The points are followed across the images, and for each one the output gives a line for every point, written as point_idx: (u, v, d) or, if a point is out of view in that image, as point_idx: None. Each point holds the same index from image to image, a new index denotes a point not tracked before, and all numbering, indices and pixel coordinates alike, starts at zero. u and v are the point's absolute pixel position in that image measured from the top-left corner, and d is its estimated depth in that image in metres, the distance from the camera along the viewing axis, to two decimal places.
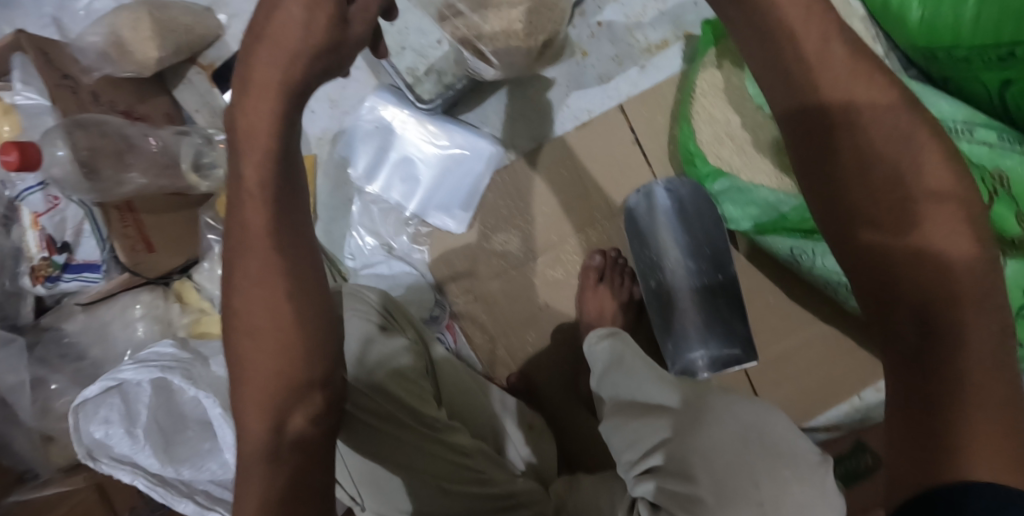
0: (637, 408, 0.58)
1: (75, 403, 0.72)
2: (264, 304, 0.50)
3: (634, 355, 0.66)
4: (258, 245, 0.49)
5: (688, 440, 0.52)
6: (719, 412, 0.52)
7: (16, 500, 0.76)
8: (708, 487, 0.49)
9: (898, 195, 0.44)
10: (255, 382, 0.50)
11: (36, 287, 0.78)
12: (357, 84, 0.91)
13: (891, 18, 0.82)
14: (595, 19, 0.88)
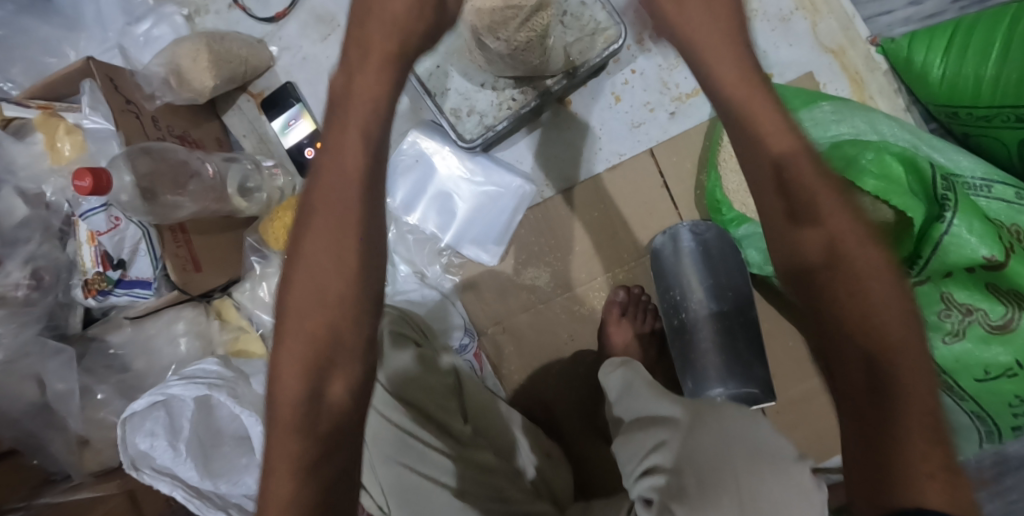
0: (637, 421, 0.62)
1: (124, 415, 0.76)
2: (312, 312, 0.52)
3: (642, 381, 0.67)
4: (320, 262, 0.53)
5: (685, 441, 0.56)
6: (710, 421, 0.56)
7: (47, 503, 0.75)
8: (692, 481, 0.53)
9: (822, 242, 0.52)
10: (288, 389, 0.52)
11: (88, 300, 0.82)
12: (400, 119, 0.95)
13: (913, 75, 0.85)
14: (629, 67, 0.93)
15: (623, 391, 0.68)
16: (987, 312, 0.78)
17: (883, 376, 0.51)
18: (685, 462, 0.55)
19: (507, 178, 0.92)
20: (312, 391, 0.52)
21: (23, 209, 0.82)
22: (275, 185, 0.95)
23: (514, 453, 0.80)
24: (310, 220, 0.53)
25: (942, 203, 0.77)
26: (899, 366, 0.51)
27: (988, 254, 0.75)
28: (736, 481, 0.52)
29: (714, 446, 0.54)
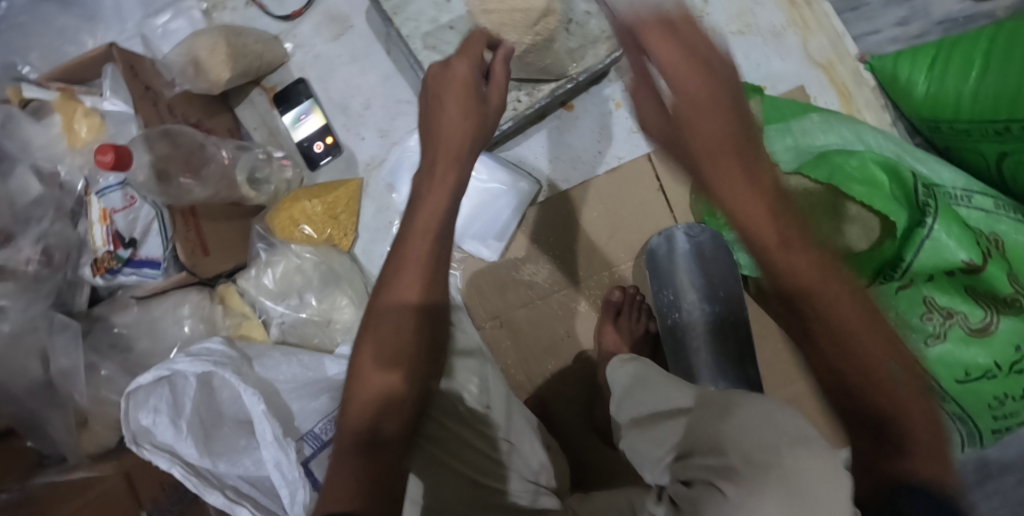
0: (657, 414, 0.66)
1: (129, 389, 0.78)
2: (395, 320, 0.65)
3: (657, 375, 0.73)
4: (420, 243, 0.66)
5: (728, 422, 0.56)
6: (745, 404, 0.57)
7: (45, 483, 0.77)
8: (737, 456, 0.52)
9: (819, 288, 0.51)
10: (361, 399, 0.63)
11: (96, 278, 0.84)
12: (406, 118, 0.98)
13: (898, 90, 0.91)
14: (629, 75, 0.97)
15: (631, 383, 0.75)
16: (967, 314, 0.81)
17: (854, 345, 0.52)
18: (729, 442, 0.54)
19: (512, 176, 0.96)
20: (382, 412, 0.62)
21: (38, 188, 0.84)
22: (284, 177, 0.97)
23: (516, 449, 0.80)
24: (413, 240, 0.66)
25: (922, 209, 0.81)
26: (878, 362, 0.52)
27: (966, 258, 0.79)
28: (780, 461, 0.50)
29: (764, 430, 0.53)
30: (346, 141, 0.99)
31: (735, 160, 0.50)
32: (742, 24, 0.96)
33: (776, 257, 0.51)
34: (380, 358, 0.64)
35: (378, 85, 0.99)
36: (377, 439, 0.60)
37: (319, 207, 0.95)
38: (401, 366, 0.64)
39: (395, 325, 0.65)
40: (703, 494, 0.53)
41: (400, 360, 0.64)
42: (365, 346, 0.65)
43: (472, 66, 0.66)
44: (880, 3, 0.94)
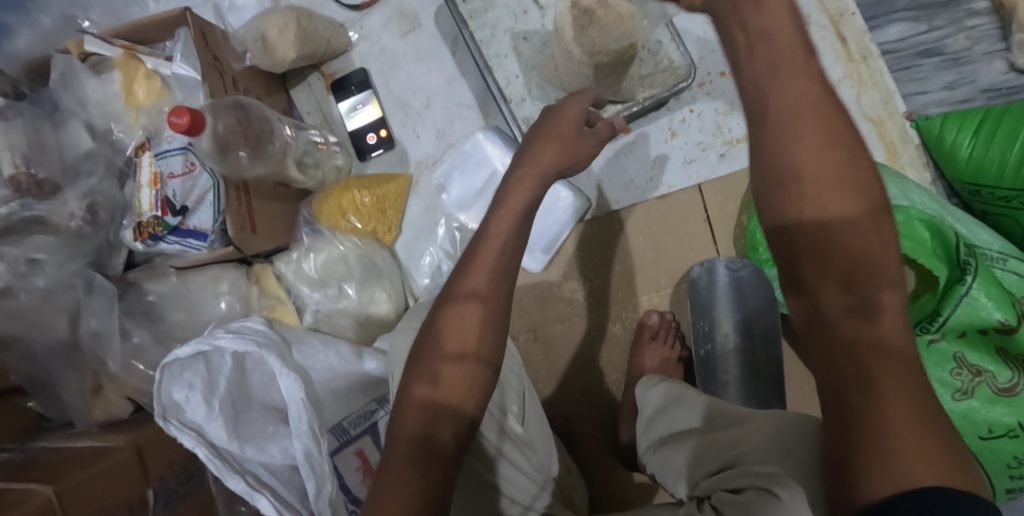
0: (677, 432, 0.70)
1: (165, 361, 0.74)
2: (475, 292, 0.64)
3: (693, 393, 0.75)
4: (504, 241, 0.66)
5: (763, 438, 0.58)
6: (796, 423, 0.58)
7: (45, 446, 0.74)
8: (793, 464, 0.52)
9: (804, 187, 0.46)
10: (410, 417, 0.60)
11: (137, 242, 0.80)
12: (464, 121, 0.98)
13: (942, 152, 0.94)
14: (688, 107, 0.98)
15: (664, 402, 0.76)
16: (995, 374, 0.83)
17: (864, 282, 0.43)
18: (784, 454, 0.54)
19: (558, 190, 0.97)
20: (422, 422, 0.59)
21: (90, 143, 0.82)
22: (334, 164, 0.96)
23: (546, 465, 0.79)
24: (501, 238, 0.67)
25: (963, 267, 0.85)
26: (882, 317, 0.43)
27: (1002, 318, 0.82)
28: None
29: (795, 441, 0.55)
30: (400, 137, 0.99)
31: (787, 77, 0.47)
32: None
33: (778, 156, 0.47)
34: (449, 360, 0.62)
35: (441, 85, 0.99)
36: (431, 446, 0.59)
37: (367, 199, 0.94)
38: (467, 378, 0.62)
39: (463, 334, 0.62)
40: (756, 495, 0.52)
41: (466, 376, 0.62)
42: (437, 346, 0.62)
43: (581, 107, 0.75)
44: (931, 65, 0.98)
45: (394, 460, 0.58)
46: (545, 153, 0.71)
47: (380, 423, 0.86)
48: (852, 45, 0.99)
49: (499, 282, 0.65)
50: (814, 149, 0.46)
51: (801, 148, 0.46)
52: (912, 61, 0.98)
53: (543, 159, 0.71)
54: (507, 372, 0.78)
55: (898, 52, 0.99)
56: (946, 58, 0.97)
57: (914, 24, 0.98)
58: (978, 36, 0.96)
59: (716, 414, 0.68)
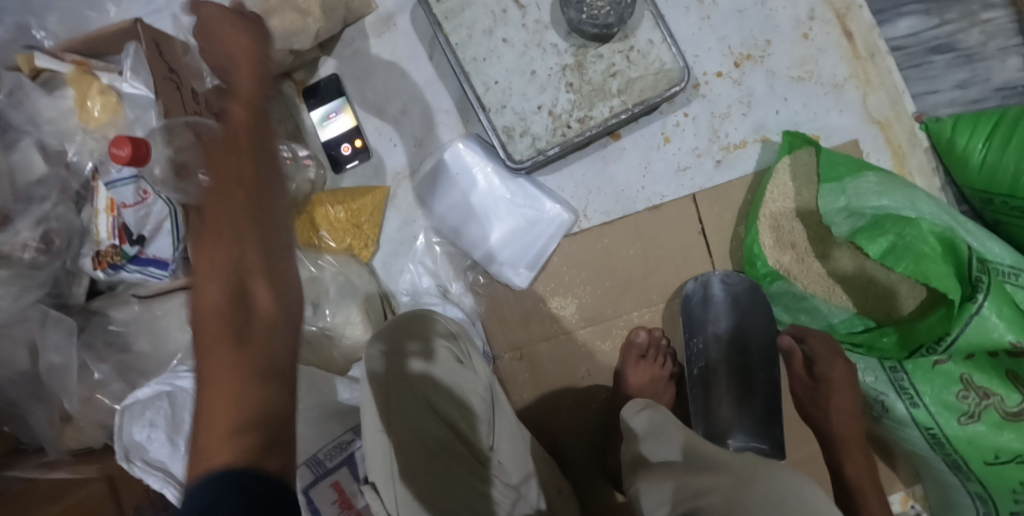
0: (659, 467, 0.63)
1: (126, 403, 0.72)
2: (219, 205, 0.47)
3: (676, 426, 0.69)
4: (237, 143, 0.50)
5: (731, 494, 0.55)
6: (761, 476, 0.57)
7: (19, 477, 0.72)
8: None
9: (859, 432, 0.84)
10: (214, 339, 0.43)
11: (97, 272, 0.76)
12: (442, 128, 0.94)
13: (953, 158, 0.87)
14: (683, 110, 0.93)
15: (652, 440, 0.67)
16: (1004, 398, 0.77)
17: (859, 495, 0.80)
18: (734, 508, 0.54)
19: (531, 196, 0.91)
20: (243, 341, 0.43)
21: (42, 166, 0.77)
22: (307, 177, 0.90)
23: (523, 493, 0.71)
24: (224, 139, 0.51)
25: (974, 284, 0.78)
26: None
27: (1014, 340, 0.77)
28: None
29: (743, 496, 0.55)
30: (376, 146, 0.95)
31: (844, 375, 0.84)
32: (802, 71, 0.93)
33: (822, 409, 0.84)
34: (244, 359, 0.43)
35: (418, 90, 0.94)
36: (270, 362, 0.44)
37: (342, 213, 0.90)
38: (252, 373, 0.42)
39: (270, 334, 0.44)
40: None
41: (259, 398, 0.42)
42: (216, 383, 0.42)
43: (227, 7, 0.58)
44: (943, 62, 0.91)
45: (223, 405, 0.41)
46: (233, 35, 0.57)
47: (359, 453, 0.80)
48: (859, 42, 0.93)
49: (250, 177, 0.49)
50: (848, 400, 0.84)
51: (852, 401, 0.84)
52: (923, 57, 0.92)
53: (236, 44, 0.56)
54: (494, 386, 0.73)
55: (908, 48, 0.92)
56: (959, 55, 0.91)
57: (924, 18, 0.92)
58: (993, 31, 0.90)
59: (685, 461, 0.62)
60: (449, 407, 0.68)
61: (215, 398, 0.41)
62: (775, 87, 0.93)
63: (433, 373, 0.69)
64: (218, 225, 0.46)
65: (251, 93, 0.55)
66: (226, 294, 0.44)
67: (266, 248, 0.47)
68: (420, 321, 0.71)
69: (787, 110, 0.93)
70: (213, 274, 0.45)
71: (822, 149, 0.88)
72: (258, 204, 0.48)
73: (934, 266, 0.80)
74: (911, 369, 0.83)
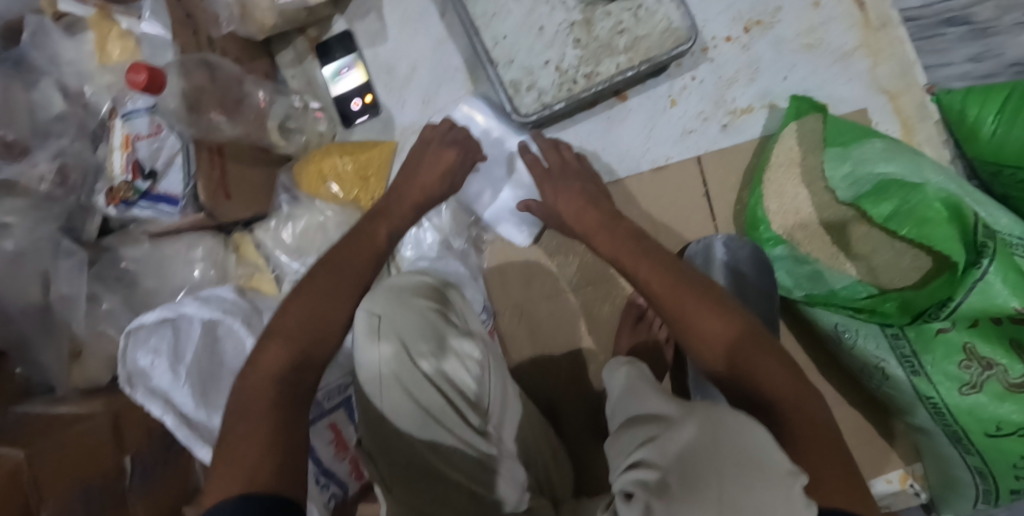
0: (638, 419, 0.50)
1: (130, 326, 0.74)
2: (325, 286, 0.64)
3: (648, 383, 0.57)
4: (370, 238, 0.71)
5: (666, 437, 0.45)
6: (705, 411, 0.45)
7: (24, 413, 0.74)
8: (675, 472, 0.43)
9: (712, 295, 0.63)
10: (263, 376, 0.58)
11: (109, 207, 0.78)
12: (451, 85, 0.95)
13: (964, 130, 0.86)
14: (690, 74, 0.93)
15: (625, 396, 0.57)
16: (1007, 368, 0.76)
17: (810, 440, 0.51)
18: (671, 453, 0.44)
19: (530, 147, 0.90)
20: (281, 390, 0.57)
21: (62, 104, 0.80)
22: (317, 130, 0.93)
23: (532, 462, 0.70)
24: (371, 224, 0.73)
25: (980, 250, 0.76)
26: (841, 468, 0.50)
27: (1018, 306, 0.74)
28: (718, 484, 0.41)
29: (700, 454, 0.43)
30: (386, 103, 0.96)
31: (642, 255, 0.70)
32: (812, 38, 0.93)
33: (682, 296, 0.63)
34: (273, 409, 0.56)
35: (429, 49, 0.96)
36: (288, 420, 0.56)
37: (349, 166, 0.91)
38: (286, 424, 0.55)
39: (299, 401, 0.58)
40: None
41: (291, 430, 0.55)
42: (249, 414, 0.55)
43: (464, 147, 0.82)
44: (955, 36, 0.89)
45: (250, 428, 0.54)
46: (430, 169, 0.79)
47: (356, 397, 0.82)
48: (870, 11, 0.92)
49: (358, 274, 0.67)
50: (652, 266, 0.68)
51: (643, 267, 0.69)
52: (935, 29, 0.90)
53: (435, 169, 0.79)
54: (491, 353, 0.69)
55: (921, 19, 0.91)
56: (973, 28, 0.88)
57: None
58: (1009, 4, 0.86)
59: (656, 422, 0.47)
60: (441, 385, 0.65)
61: (248, 426, 0.54)
62: (784, 53, 0.93)
63: (432, 350, 0.66)
64: (317, 298, 0.63)
65: (404, 208, 0.76)
66: (294, 350, 0.60)
67: (319, 321, 0.62)
68: (418, 293, 0.68)
69: (796, 76, 0.92)
70: (290, 340, 0.60)
71: (829, 117, 0.89)
72: (349, 287, 0.65)
73: (938, 230, 0.80)
74: (912, 337, 0.82)
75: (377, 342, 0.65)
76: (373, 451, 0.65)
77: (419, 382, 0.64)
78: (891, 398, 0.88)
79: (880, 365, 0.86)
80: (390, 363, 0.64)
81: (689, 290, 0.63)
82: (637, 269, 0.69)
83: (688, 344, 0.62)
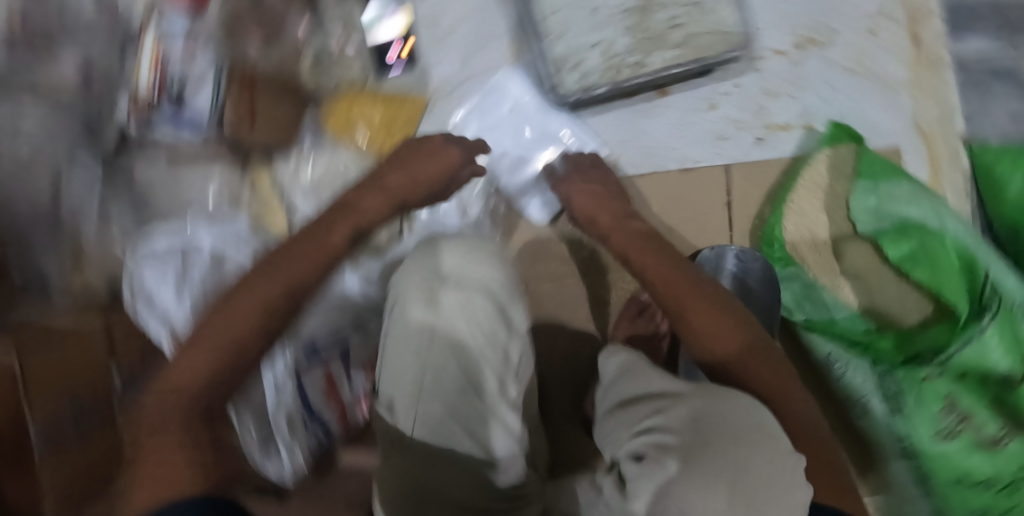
0: (650, 395, 0.57)
1: (142, 246, 0.75)
2: (289, 267, 0.63)
3: (646, 367, 0.63)
4: (331, 238, 0.65)
5: (689, 406, 0.51)
6: (716, 391, 0.52)
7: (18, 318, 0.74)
8: (692, 435, 0.48)
9: (707, 292, 0.66)
10: (195, 356, 0.58)
11: (128, 118, 0.81)
12: (488, 53, 0.92)
13: (988, 186, 0.87)
14: (734, 80, 0.91)
15: (618, 378, 0.63)
16: (983, 422, 0.80)
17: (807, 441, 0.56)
18: (687, 419, 0.50)
19: (561, 132, 0.89)
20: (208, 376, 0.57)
21: (91, 11, 0.82)
22: (349, 73, 0.89)
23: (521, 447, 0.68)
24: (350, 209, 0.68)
25: (983, 305, 0.80)
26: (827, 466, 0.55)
27: (1008, 366, 0.79)
28: (735, 450, 0.47)
29: (717, 420, 0.49)
30: (425, 53, 0.92)
31: (652, 254, 0.72)
32: (861, 66, 0.91)
33: (682, 291, 0.66)
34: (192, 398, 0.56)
35: (469, 12, 0.92)
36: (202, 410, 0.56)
37: (378, 115, 0.88)
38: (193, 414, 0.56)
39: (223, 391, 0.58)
40: (651, 469, 0.48)
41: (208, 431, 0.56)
42: (162, 400, 0.56)
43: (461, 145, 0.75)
44: (1004, 90, 0.90)
45: (165, 413, 0.55)
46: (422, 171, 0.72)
47: (353, 349, 0.81)
48: (925, 49, 0.91)
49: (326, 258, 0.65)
50: (655, 262, 0.70)
51: (647, 262, 0.71)
52: (983, 80, 0.91)
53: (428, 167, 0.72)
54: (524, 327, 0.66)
55: (971, 68, 0.91)
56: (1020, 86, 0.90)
57: (993, 42, 0.91)
58: None
59: (662, 397, 0.54)
60: (488, 351, 0.62)
61: (161, 414, 0.55)
62: (830, 77, 0.91)
63: (492, 318, 0.63)
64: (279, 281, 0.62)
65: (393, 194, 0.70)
66: (244, 333, 0.59)
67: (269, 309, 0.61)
68: (473, 257, 0.66)
69: (837, 102, 0.91)
70: (243, 321, 0.60)
71: (864, 149, 0.89)
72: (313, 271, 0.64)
73: (950, 280, 0.82)
74: (901, 378, 0.84)
75: (440, 292, 0.62)
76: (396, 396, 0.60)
77: (473, 343, 0.61)
78: (866, 433, 0.90)
79: (865, 398, 0.88)
80: (449, 313, 0.61)
81: (688, 287, 0.66)
82: (641, 264, 0.71)
83: (694, 349, 0.64)
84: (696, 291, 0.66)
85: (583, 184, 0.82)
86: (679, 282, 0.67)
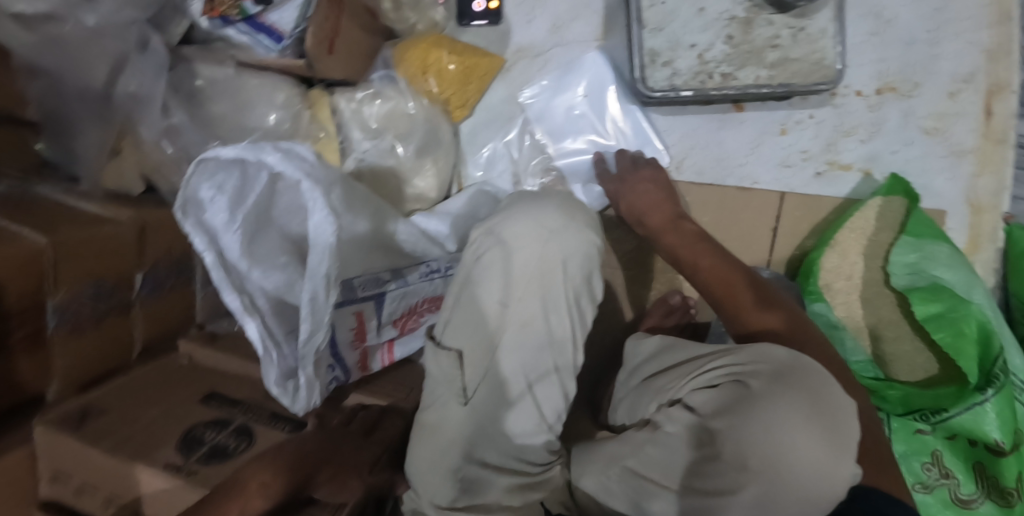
0: (701, 351, 0.58)
1: (203, 154, 0.63)
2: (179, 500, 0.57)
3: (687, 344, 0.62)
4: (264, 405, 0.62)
5: (755, 350, 0.52)
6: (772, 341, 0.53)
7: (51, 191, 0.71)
8: (760, 376, 0.50)
9: (755, 283, 0.67)
10: None
11: (203, 18, 0.76)
12: (583, 23, 0.91)
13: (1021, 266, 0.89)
14: (811, 111, 0.92)
15: (656, 353, 0.64)
16: (961, 483, 0.84)
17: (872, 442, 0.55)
18: (756, 361, 0.52)
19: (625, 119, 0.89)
20: None
21: None
22: (431, 17, 0.88)
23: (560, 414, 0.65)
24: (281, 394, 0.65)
25: (989, 379, 0.80)
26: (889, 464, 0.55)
27: (999, 439, 0.79)
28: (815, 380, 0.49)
29: (785, 361, 0.51)
30: (511, 15, 0.92)
31: (704, 248, 0.71)
32: (936, 124, 0.92)
33: (733, 282, 0.66)
34: None
35: None
36: None
37: (453, 66, 0.86)
38: None
39: None
40: (729, 398, 0.51)
41: None
42: None
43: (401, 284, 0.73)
44: None
45: None
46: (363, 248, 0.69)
47: (389, 295, 0.74)
48: (997, 123, 0.92)
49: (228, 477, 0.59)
50: (706, 252, 0.70)
51: (699, 256, 0.70)
52: None
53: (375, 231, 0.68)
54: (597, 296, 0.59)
55: None
56: None
57: None
58: None
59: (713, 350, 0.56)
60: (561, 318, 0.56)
61: None
62: (903, 128, 0.92)
63: (584, 289, 0.57)
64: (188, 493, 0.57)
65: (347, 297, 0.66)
66: None
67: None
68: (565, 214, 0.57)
69: (903, 154, 0.92)
70: None
71: (914, 207, 0.89)
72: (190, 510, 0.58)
73: (966, 346, 0.82)
74: (894, 427, 0.88)
75: (542, 251, 0.56)
76: (466, 350, 0.57)
77: (564, 310, 0.56)
78: None
79: None
80: (543, 276, 0.55)
81: (736, 279, 0.67)
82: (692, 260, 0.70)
83: (742, 334, 0.64)
84: (745, 282, 0.67)
85: (637, 185, 0.80)
86: (728, 274, 0.67)
